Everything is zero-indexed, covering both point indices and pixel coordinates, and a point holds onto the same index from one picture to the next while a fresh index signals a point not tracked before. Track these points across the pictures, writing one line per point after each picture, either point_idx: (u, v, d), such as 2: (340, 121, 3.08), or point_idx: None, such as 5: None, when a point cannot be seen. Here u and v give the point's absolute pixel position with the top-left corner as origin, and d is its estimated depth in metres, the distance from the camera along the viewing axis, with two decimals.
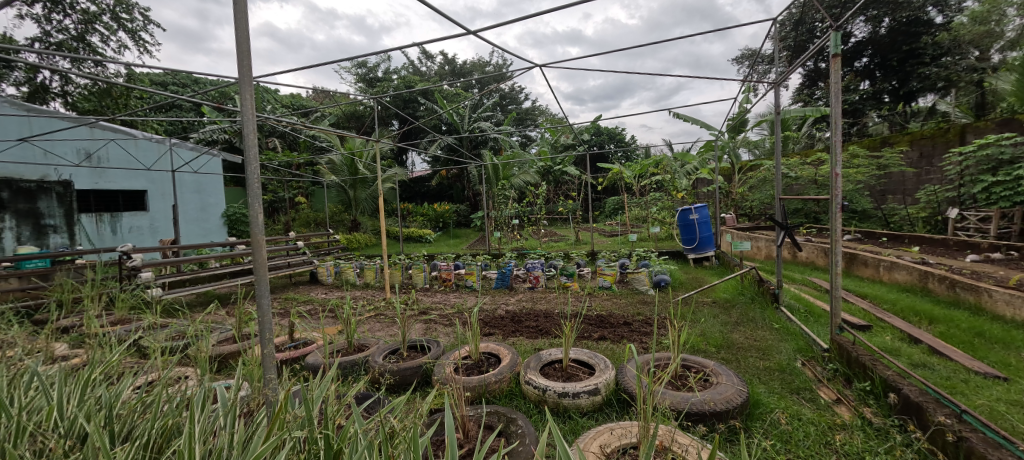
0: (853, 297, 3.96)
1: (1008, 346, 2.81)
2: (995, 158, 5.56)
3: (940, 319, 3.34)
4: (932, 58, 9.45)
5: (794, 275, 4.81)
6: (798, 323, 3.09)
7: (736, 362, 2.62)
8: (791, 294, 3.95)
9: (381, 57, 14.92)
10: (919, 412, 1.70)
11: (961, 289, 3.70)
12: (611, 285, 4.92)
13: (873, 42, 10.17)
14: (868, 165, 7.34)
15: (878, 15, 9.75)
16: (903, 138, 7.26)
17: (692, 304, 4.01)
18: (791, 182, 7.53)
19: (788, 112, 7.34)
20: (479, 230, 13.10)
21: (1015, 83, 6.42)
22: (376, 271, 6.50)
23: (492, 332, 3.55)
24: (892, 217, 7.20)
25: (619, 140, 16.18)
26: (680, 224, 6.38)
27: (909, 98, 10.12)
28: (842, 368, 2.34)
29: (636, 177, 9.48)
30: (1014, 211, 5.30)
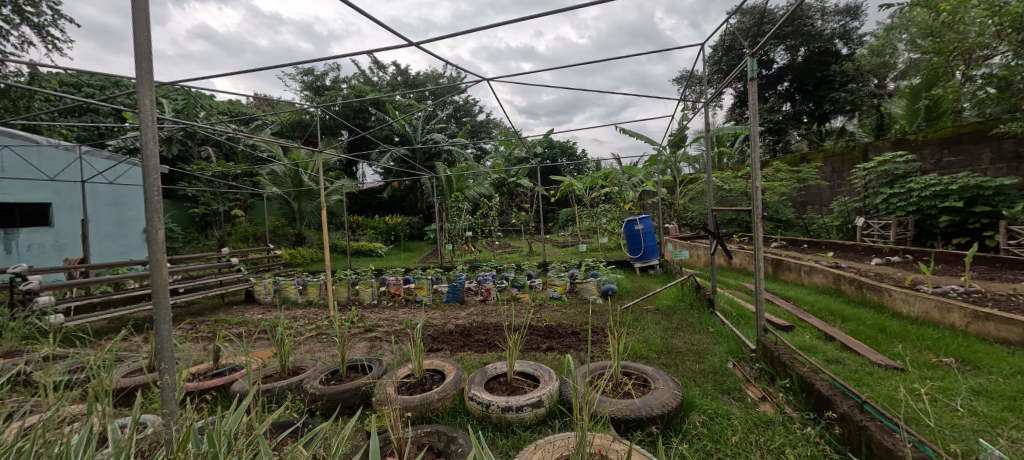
0: (779, 300, 4.29)
1: (905, 339, 3.16)
2: (892, 173, 6.36)
3: (851, 318, 3.69)
4: (840, 84, 10.63)
5: (729, 281, 5.13)
6: (730, 326, 3.29)
7: (674, 366, 2.74)
8: (725, 299, 4.21)
9: (329, 66, 14.47)
10: (828, 404, 1.85)
11: (867, 290, 4.13)
12: (560, 295, 5.00)
13: (792, 69, 11.28)
14: (789, 179, 8.08)
15: (796, 45, 10.87)
16: (818, 155, 8.08)
17: (636, 312, 4.16)
18: (725, 194, 8.11)
19: (722, 129, 7.94)
20: (432, 243, 12.84)
21: (906, 108, 7.41)
22: (320, 288, 6.17)
23: (440, 348, 3.45)
24: (811, 226, 7.93)
25: (570, 154, 16.69)
26: (626, 234, 6.62)
27: (824, 119, 11.31)
28: (767, 367, 2.51)
29: (587, 189, 9.80)
30: (908, 219, 6.01)
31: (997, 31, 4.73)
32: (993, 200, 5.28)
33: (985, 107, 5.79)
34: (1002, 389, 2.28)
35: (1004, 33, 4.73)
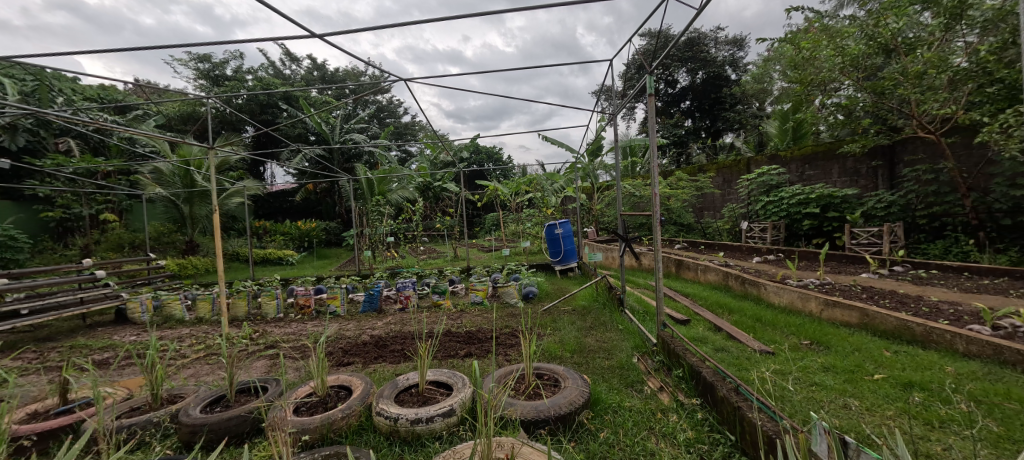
0: (679, 296, 4.73)
1: (776, 326, 3.66)
2: (768, 183, 7.39)
3: (735, 309, 4.19)
4: (730, 105, 12.12)
5: (638, 280, 5.54)
6: (636, 322, 3.54)
7: (585, 364, 2.87)
8: (634, 297, 4.52)
9: (230, 54, 12.99)
10: (712, 389, 2.05)
11: (748, 285, 4.72)
12: (482, 300, 4.98)
13: (692, 90, 12.59)
14: (689, 187, 9.00)
15: (695, 68, 12.16)
16: (712, 167, 9.12)
17: (554, 314, 4.30)
18: (636, 200, 8.77)
19: (633, 140, 8.58)
20: (351, 249, 12.08)
21: (779, 128, 8.66)
22: (214, 302, 5.44)
23: (351, 362, 3.23)
24: (707, 229, 8.91)
25: (496, 159, 16.87)
26: (547, 238, 6.84)
27: (718, 135, 12.79)
28: (665, 359, 2.73)
29: (511, 194, 9.95)
30: (780, 223, 7.02)
31: (841, 68, 5.70)
32: (840, 207, 6.37)
33: (835, 130, 6.96)
34: (844, 364, 2.74)
35: (846, 70, 5.71)
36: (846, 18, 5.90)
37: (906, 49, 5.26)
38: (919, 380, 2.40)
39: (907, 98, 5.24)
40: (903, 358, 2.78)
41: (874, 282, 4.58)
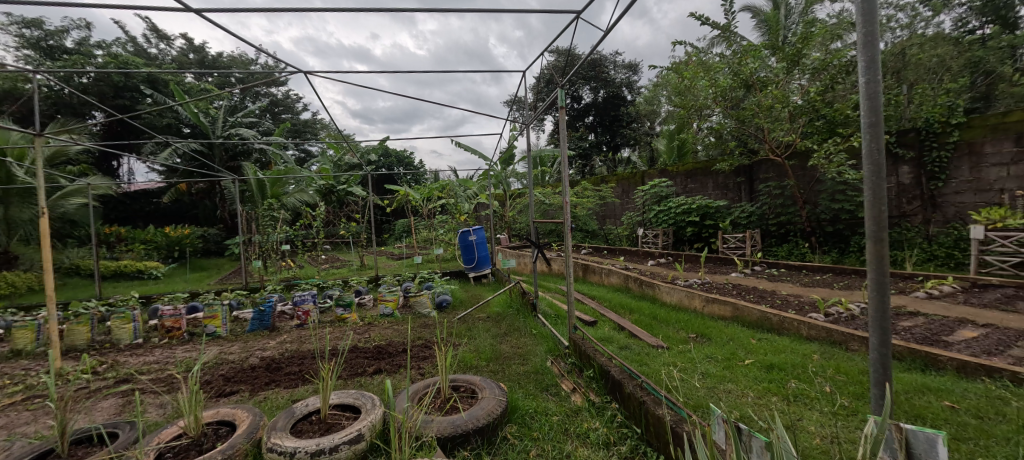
0: (586, 299, 5.04)
1: (668, 323, 4.07)
2: (659, 194, 8.32)
3: (635, 309, 4.60)
4: (626, 123, 13.41)
5: (549, 285, 5.76)
6: (548, 326, 3.64)
7: (501, 371, 2.87)
8: (545, 302, 4.67)
9: (70, 21, 10.59)
10: (619, 387, 2.19)
11: (645, 286, 5.22)
12: (393, 312, 4.71)
13: (594, 107, 13.61)
14: (593, 196, 9.69)
15: (597, 86, 13.17)
16: (613, 178, 9.95)
17: (468, 322, 4.25)
18: (546, 208, 9.16)
19: (543, 151, 8.96)
20: (236, 260, 10.60)
21: (666, 146, 9.80)
22: (38, 330, 4.30)
23: (235, 391, 2.79)
24: (609, 236, 9.67)
25: (407, 163, 16.31)
26: (461, 245, 6.77)
27: (616, 149, 14.03)
28: (577, 361, 2.84)
29: (423, 200, 9.66)
30: (669, 229, 7.90)
31: (714, 97, 6.64)
32: (715, 216, 7.40)
33: (710, 150, 8.07)
34: (722, 353, 3.14)
35: (718, 99, 6.66)
36: (717, 55, 6.90)
37: (760, 86, 6.32)
38: (777, 362, 2.85)
39: (762, 126, 6.30)
40: (764, 344, 3.29)
41: (741, 280, 5.38)
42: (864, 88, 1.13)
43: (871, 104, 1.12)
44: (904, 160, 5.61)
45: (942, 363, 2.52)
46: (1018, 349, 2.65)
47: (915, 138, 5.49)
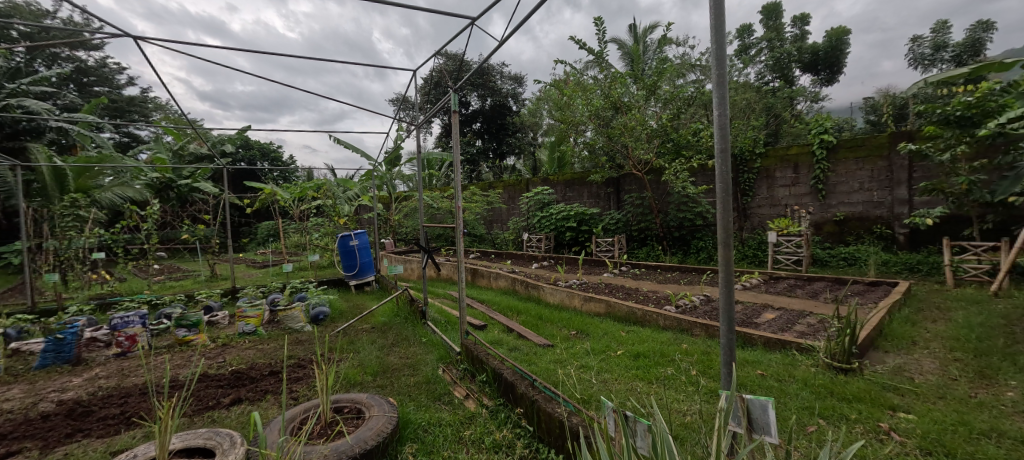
0: (476, 304, 5.09)
1: (552, 322, 4.35)
2: (542, 201, 8.90)
3: (522, 310, 4.81)
4: (512, 132, 14.05)
5: (438, 290, 5.66)
6: (439, 333, 3.55)
7: (389, 385, 2.71)
8: (435, 308, 4.57)
9: None
10: (512, 389, 2.24)
11: (530, 288, 5.50)
12: (256, 329, 4.05)
13: (482, 113, 13.91)
14: (481, 201, 9.87)
15: (484, 94, 13.49)
16: (499, 184, 10.30)
17: (350, 335, 3.90)
18: (434, 212, 9.00)
19: (432, 153, 8.79)
20: (13, 273, 7.95)
21: (548, 157, 10.55)
22: None
23: (16, 451, 2.08)
24: (496, 240, 9.97)
25: (273, 158, 14.37)
26: (340, 251, 6.20)
27: (503, 157, 14.55)
28: (469, 367, 2.83)
29: (294, 200, 8.61)
30: (551, 234, 8.48)
31: (589, 115, 7.37)
32: (589, 222, 8.19)
33: (585, 163, 8.93)
34: (599, 347, 3.47)
35: (592, 117, 7.42)
36: (591, 78, 7.69)
37: (625, 109, 7.23)
38: (643, 350, 3.27)
39: (627, 144, 7.22)
40: (632, 335, 3.74)
41: (612, 279, 6.06)
42: (717, 119, 1.30)
43: (722, 133, 1.29)
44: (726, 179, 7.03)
45: (755, 340, 3.21)
46: (798, 325, 3.53)
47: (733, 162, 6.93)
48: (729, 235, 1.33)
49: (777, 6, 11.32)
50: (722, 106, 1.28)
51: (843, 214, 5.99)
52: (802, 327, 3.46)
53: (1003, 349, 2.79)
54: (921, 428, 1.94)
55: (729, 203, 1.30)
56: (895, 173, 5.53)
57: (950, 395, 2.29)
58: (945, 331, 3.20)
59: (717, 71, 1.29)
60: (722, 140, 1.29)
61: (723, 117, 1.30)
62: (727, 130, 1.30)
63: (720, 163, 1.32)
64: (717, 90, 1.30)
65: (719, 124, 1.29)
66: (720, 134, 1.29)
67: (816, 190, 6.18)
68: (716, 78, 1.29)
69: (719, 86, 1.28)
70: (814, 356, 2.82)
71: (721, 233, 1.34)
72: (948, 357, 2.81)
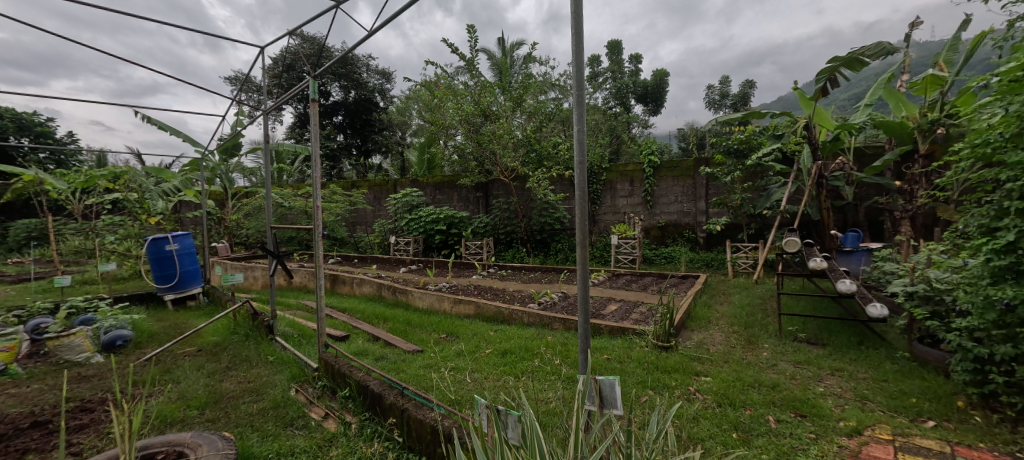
0: (336, 314, 4.68)
1: (421, 327, 4.26)
2: (410, 203, 8.68)
3: (389, 317, 4.61)
4: (378, 129, 13.36)
5: (289, 301, 5.00)
6: (292, 349, 3.13)
7: (225, 419, 2.31)
8: (286, 321, 4.01)
9: None
10: (380, 400, 2.10)
11: (398, 294, 5.30)
12: (8, 368, 2.93)
13: (344, 106, 12.85)
14: (343, 201, 9.09)
15: (348, 85, 12.49)
16: (364, 184, 9.66)
17: (165, 362, 3.15)
18: (285, 211, 7.93)
19: (282, 145, 7.74)
20: None
21: (418, 158, 10.34)
22: None
23: None
24: (359, 243, 9.31)
25: (40, 135, 10.71)
26: (149, 259, 4.91)
27: (368, 155, 13.67)
28: (329, 383, 2.57)
29: (77, 192, 6.57)
30: (420, 237, 8.31)
31: (460, 119, 7.49)
32: (459, 225, 8.29)
33: (455, 166, 9.02)
34: (469, 347, 3.54)
35: (463, 122, 7.56)
36: (461, 83, 7.84)
37: (494, 117, 7.57)
38: (510, 347, 3.44)
39: (496, 151, 7.56)
40: (499, 334, 3.90)
41: (481, 281, 6.24)
42: (576, 135, 1.46)
43: (580, 148, 1.46)
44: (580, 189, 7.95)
45: (601, 329, 3.70)
46: (634, 313, 4.19)
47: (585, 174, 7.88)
48: (585, 238, 1.50)
49: (619, 44, 13.35)
50: (580, 124, 1.45)
51: (664, 221, 7.36)
52: (636, 315, 4.12)
53: (760, 321, 3.80)
54: (715, 386, 2.50)
55: (586, 210, 1.47)
56: (698, 189, 7.04)
57: (731, 359, 3.02)
58: (727, 311, 4.21)
59: (577, 91, 1.45)
60: (581, 153, 1.45)
61: (581, 134, 1.47)
62: (584, 145, 1.47)
63: (579, 174, 1.47)
64: (577, 110, 1.46)
65: (578, 140, 1.45)
66: (579, 148, 1.45)
67: (646, 201, 7.45)
68: (576, 98, 1.45)
69: (578, 107, 1.45)
70: (644, 339, 3.39)
71: (578, 236, 1.51)
72: (730, 330, 3.69)
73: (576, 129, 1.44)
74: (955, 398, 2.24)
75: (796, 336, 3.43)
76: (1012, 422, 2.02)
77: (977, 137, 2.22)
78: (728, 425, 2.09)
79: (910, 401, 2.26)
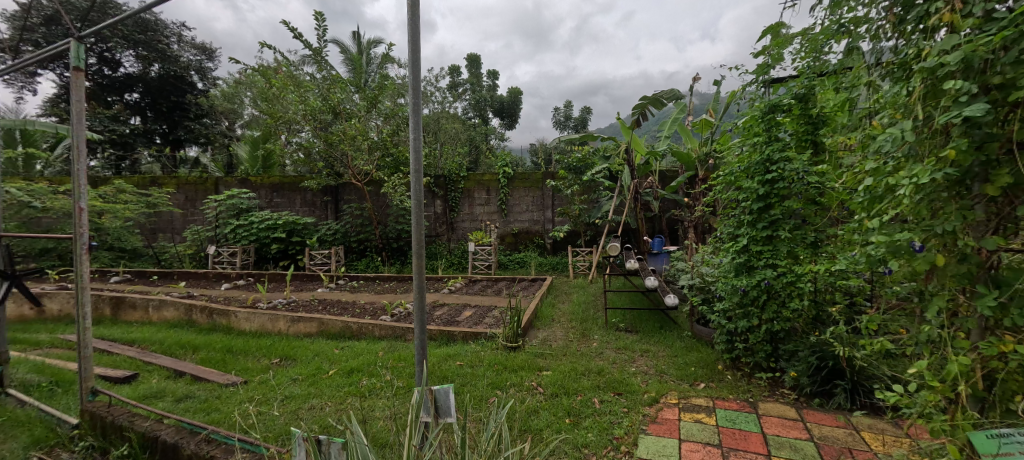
0: (118, 348, 3.64)
1: (246, 353, 3.62)
2: (238, 207, 7.36)
3: (201, 345, 3.79)
4: (195, 115, 11.03)
5: (36, 337, 3.66)
6: (35, 404, 2.30)
7: None
8: (27, 366, 2.92)
9: None
10: (175, 452, 1.70)
11: (216, 316, 4.40)
12: None
13: (142, 82, 10.20)
14: (136, 202, 7.14)
15: (148, 57, 9.96)
16: (170, 181, 7.79)
17: None
18: (35, 214, 5.83)
19: (32, 123, 5.69)
20: None
21: (249, 154, 8.85)
22: None
23: None
24: (162, 255, 7.46)
25: None
26: None
27: (178, 145, 11.13)
28: (98, 441, 1.98)
29: None
30: (251, 246, 7.09)
31: (304, 114, 6.72)
32: (302, 232, 7.34)
33: (298, 166, 8.01)
34: (307, 371, 3.14)
35: (308, 117, 6.80)
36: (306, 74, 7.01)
37: (345, 116, 7.00)
38: (356, 365, 3.18)
39: (346, 152, 6.99)
40: (345, 351, 3.56)
41: (327, 294, 5.63)
42: (412, 142, 1.44)
43: (416, 156, 1.44)
44: (438, 196, 7.94)
45: (456, 336, 3.72)
46: (487, 318, 4.35)
47: (444, 182, 7.92)
48: (423, 249, 1.48)
49: (478, 58, 13.91)
50: (416, 131, 1.43)
51: (517, 229, 7.89)
52: (489, 319, 4.28)
53: (592, 316, 4.37)
54: (553, 379, 2.76)
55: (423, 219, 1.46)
56: (545, 200, 7.78)
57: (568, 352, 3.39)
58: (567, 309, 4.72)
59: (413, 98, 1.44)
60: (416, 161, 1.43)
61: (418, 141, 1.45)
62: (420, 153, 1.46)
63: (415, 180, 1.45)
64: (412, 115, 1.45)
65: (414, 147, 1.43)
66: (414, 155, 1.43)
67: (501, 210, 7.87)
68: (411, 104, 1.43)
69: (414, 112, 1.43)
70: (496, 341, 3.54)
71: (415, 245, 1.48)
72: (569, 326, 4.15)
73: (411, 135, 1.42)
74: (717, 363, 2.95)
75: (618, 326, 4.05)
76: (747, 376, 2.75)
77: (727, 168, 2.99)
78: (563, 412, 2.34)
79: (689, 370, 2.89)
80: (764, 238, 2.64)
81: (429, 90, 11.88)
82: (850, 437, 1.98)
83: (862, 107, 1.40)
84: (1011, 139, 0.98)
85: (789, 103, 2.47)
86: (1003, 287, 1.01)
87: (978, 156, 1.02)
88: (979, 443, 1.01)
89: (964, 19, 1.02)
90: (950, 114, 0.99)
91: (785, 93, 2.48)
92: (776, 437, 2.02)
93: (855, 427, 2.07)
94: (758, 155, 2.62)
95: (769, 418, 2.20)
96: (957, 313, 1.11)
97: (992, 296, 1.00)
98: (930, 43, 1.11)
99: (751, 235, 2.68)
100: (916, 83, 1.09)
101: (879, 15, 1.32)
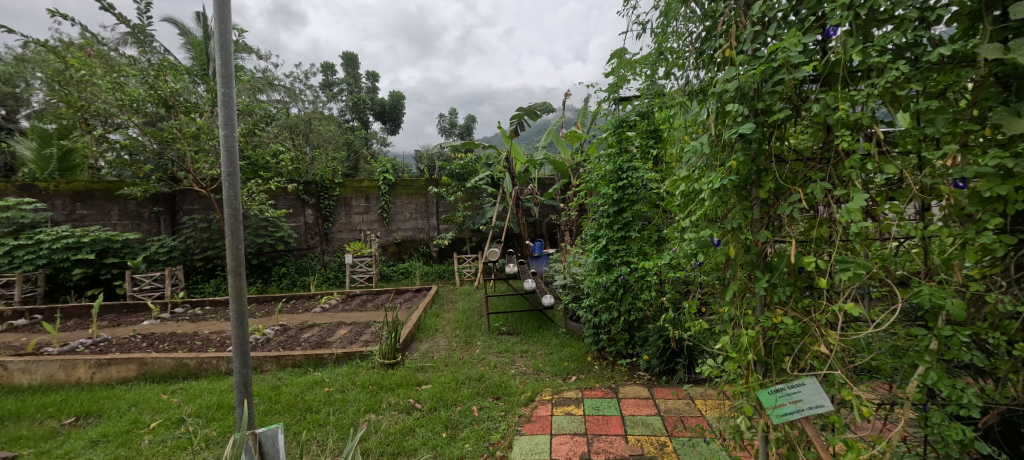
0: None
1: (21, 416, 2.68)
2: (16, 221, 5.53)
3: None
4: None
5: None
6: None
7: None
8: None
9: None
10: None
11: None
12: None
13: None
14: None
15: None
16: None
17: None
18: None
19: None
20: None
21: (35, 152, 6.75)
22: None
23: None
24: None
25: None
26: None
27: None
28: None
29: None
30: (37, 273, 5.38)
31: (119, 104, 5.33)
32: (121, 252, 5.84)
33: (114, 169, 6.39)
34: (117, 428, 2.47)
35: (125, 108, 5.44)
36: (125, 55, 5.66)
37: (182, 110, 5.83)
38: (194, 410, 2.62)
39: (183, 153, 5.76)
40: (177, 396, 2.90)
41: (155, 328, 4.54)
42: (224, 140, 1.47)
43: (228, 154, 1.48)
44: (309, 204, 7.15)
45: (326, 359, 3.34)
46: (364, 336, 4.01)
47: (315, 188, 7.16)
48: (237, 248, 1.50)
49: (354, 57, 13.00)
50: (227, 129, 1.47)
51: (400, 237, 7.52)
52: (366, 337, 3.95)
53: (476, 322, 4.37)
54: (431, 392, 2.65)
55: (237, 219, 1.50)
56: (429, 207, 7.58)
57: (450, 361, 3.32)
58: (452, 318, 4.64)
59: (224, 96, 1.46)
60: (229, 161, 1.47)
61: (230, 138, 1.49)
62: (234, 150, 1.50)
63: (228, 183, 1.48)
64: (224, 111, 1.47)
65: (225, 145, 1.46)
66: (225, 154, 1.47)
67: (382, 219, 7.44)
68: (222, 100, 1.47)
69: (225, 108, 1.47)
70: (372, 360, 3.28)
71: (229, 243, 1.49)
72: (452, 335, 4.07)
73: (221, 132, 1.45)
74: (586, 355, 3.20)
75: (500, 330, 4.11)
76: (611, 364, 3.05)
77: (589, 175, 3.27)
78: (440, 426, 2.26)
79: (562, 364, 3.07)
80: (619, 238, 2.95)
81: (297, 87, 10.68)
82: (686, 407, 2.32)
83: (680, 124, 1.64)
84: (772, 153, 1.24)
85: (635, 118, 2.81)
86: (772, 271, 1.27)
87: (753, 167, 1.28)
88: (765, 400, 1.25)
89: (739, 55, 1.26)
90: (733, 130, 1.21)
91: (630, 110, 2.80)
92: (631, 417, 2.25)
93: (690, 397, 2.42)
94: (611, 164, 2.91)
95: (627, 400, 2.44)
96: (746, 294, 1.36)
97: (765, 279, 1.25)
98: (720, 72, 1.36)
99: (609, 236, 2.96)
100: (712, 104, 1.32)
101: (687, 47, 1.56)
